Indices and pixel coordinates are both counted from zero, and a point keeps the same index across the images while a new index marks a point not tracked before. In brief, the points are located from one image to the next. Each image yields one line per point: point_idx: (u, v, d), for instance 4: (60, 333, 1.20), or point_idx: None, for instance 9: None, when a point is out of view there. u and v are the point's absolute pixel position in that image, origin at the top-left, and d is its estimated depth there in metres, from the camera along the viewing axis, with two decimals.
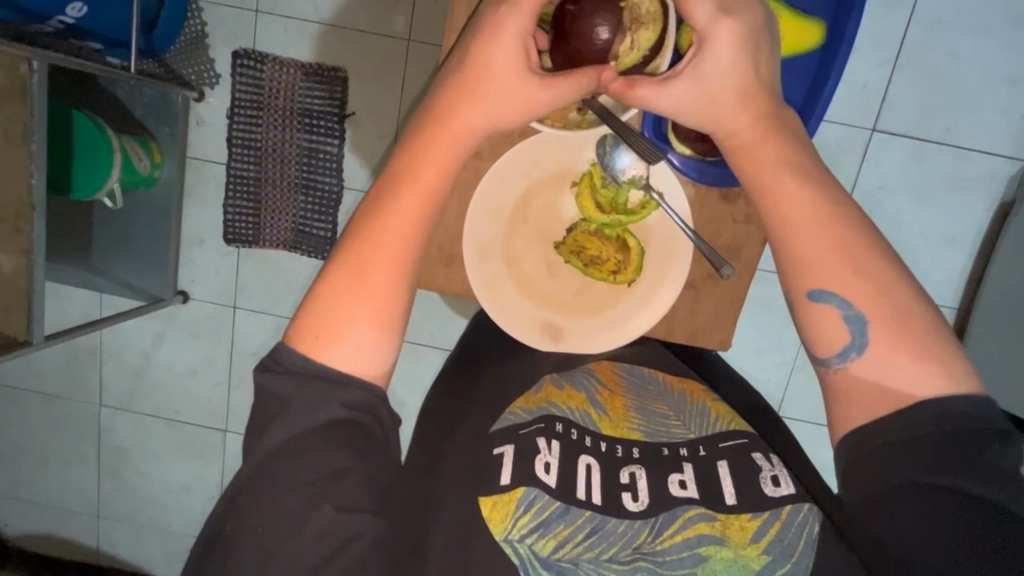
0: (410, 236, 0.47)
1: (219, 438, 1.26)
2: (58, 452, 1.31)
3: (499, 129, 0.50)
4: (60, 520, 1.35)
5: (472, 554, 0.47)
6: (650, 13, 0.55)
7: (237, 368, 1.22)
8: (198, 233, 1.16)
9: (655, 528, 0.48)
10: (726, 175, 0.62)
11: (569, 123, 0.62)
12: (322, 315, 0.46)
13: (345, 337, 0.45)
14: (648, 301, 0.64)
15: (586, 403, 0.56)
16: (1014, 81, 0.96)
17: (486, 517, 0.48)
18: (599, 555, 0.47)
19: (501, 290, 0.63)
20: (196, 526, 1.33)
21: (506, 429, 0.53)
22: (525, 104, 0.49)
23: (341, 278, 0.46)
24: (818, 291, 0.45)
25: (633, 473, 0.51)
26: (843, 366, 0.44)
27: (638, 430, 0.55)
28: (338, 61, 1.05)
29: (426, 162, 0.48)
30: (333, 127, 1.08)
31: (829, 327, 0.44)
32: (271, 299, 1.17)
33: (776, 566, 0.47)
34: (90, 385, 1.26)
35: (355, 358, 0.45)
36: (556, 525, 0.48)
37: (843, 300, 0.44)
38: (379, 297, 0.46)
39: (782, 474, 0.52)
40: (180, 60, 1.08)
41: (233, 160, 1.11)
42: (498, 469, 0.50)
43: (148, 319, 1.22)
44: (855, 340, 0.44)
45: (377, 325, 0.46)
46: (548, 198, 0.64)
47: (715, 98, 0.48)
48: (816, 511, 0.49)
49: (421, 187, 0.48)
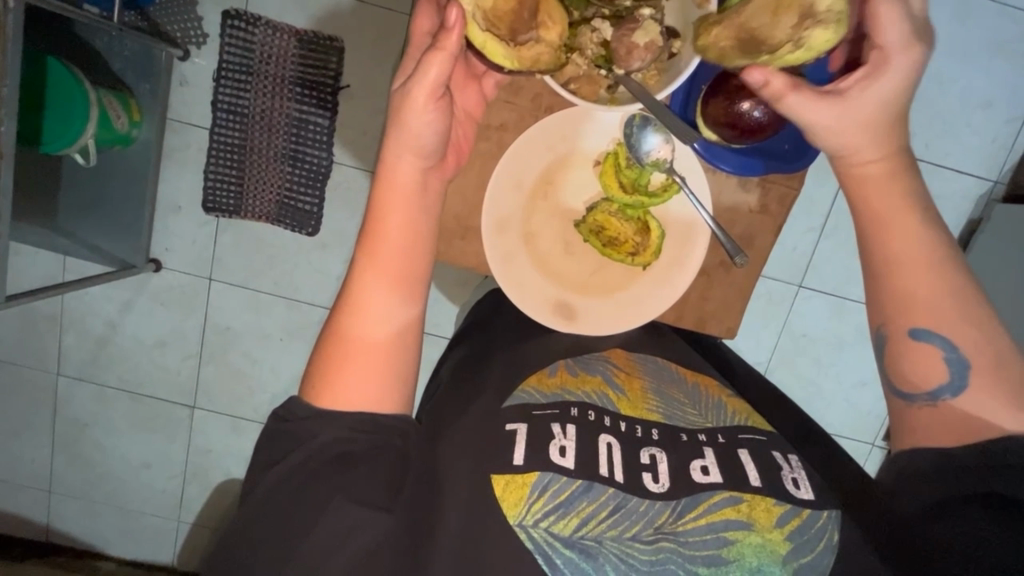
0: (395, 280, 0.50)
1: (185, 414, 1.22)
2: (8, 423, 1.23)
3: (422, 144, 0.50)
4: (6, 494, 1.28)
5: (486, 527, 0.46)
6: (831, 12, 0.46)
7: (210, 343, 1.18)
8: (176, 199, 1.11)
9: (677, 510, 0.48)
10: (753, 164, 0.62)
11: (600, 102, 0.59)
12: (333, 365, 0.49)
13: (357, 378, 0.48)
14: (666, 283, 0.65)
15: (603, 385, 0.57)
16: (990, 106, 1.01)
17: (500, 497, 0.47)
18: (622, 533, 0.47)
19: (520, 266, 0.64)
20: (156, 505, 1.28)
21: (520, 406, 0.54)
22: (411, 114, 0.48)
23: (347, 333, 0.49)
24: (918, 329, 0.50)
25: (653, 455, 0.51)
26: (932, 403, 0.49)
27: (656, 412, 0.56)
28: (336, 30, 1.02)
29: (397, 216, 0.51)
30: (326, 98, 1.04)
31: (928, 364, 0.49)
32: (252, 271, 1.13)
33: (799, 555, 0.47)
34: (48, 353, 1.19)
35: (362, 402, 0.48)
36: (579, 503, 0.48)
37: (945, 341, 0.49)
38: (385, 345, 0.50)
39: (802, 477, 0.52)
40: (165, 15, 1.02)
41: (217, 125, 1.06)
42: (511, 446, 0.50)
43: (115, 287, 1.15)
44: (953, 381, 0.48)
45: (401, 361, 0.50)
46: (572, 179, 0.65)
47: (867, 124, 0.49)
48: (836, 518, 0.49)
49: (406, 239, 0.51)
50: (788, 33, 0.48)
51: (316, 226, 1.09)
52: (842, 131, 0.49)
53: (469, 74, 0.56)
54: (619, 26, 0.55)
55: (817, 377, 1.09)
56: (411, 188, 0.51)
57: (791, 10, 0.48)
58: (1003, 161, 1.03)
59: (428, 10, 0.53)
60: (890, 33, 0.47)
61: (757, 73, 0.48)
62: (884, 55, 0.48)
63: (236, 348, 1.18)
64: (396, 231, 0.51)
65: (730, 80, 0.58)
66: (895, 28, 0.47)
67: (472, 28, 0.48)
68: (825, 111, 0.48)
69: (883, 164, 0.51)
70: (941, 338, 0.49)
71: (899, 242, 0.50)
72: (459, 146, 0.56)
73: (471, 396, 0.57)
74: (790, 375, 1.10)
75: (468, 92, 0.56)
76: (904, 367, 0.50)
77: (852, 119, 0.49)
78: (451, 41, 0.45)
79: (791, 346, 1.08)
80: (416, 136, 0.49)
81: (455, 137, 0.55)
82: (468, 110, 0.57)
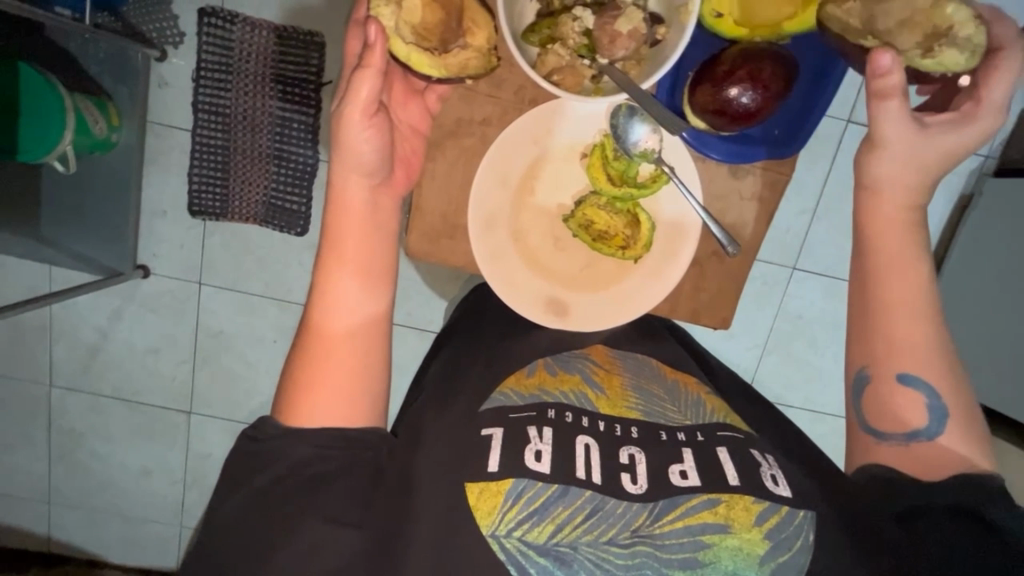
0: (369, 295, 0.52)
1: (182, 419, 1.21)
2: (3, 435, 1.22)
3: (362, 159, 0.50)
4: (6, 507, 1.27)
5: (460, 538, 0.46)
6: (969, 40, 0.50)
7: (203, 348, 1.16)
8: (161, 203, 1.09)
9: (653, 513, 0.47)
10: (740, 151, 0.62)
11: (584, 93, 0.58)
12: (301, 382, 0.49)
13: (325, 396, 0.49)
14: (653, 278, 0.65)
15: (582, 384, 0.57)
16: None
17: (474, 507, 0.46)
18: (598, 537, 0.46)
19: (508, 262, 0.64)
20: (157, 511, 1.28)
21: (497, 410, 0.53)
22: (349, 130, 0.47)
23: (312, 351, 0.50)
24: (906, 375, 0.52)
25: (632, 455, 0.51)
26: (903, 444, 0.52)
27: (635, 410, 0.56)
28: (314, 25, 0.99)
29: (354, 236, 0.52)
30: (308, 96, 1.02)
31: (903, 405, 0.52)
32: (240, 275, 1.12)
33: (777, 554, 0.47)
34: (39, 364, 1.18)
35: (330, 418, 0.48)
36: (555, 509, 0.47)
37: (928, 389, 0.52)
38: (352, 359, 0.50)
39: (779, 474, 0.52)
40: (139, 15, 0.99)
41: (199, 126, 1.04)
42: (487, 453, 0.49)
43: (103, 295, 1.14)
44: (932, 426, 0.52)
45: (366, 375, 0.51)
46: (551, 172, 0.64)
47: (915, 165, 0.52)
48: (812, 517, 0.49)
49: (367, 254, 0.52)
50: (915, 46, 0.51)
51: (303, 227, 1.08)
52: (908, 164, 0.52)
53: (411, 90, 0.57)
54: (601, 13, 0.55)
55: (814, 358, 1.10)
56: (364, 207, 0.52)
57: (923, 25, 0.51)
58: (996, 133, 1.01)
59: (357, 32, 0.53)
60: (994, 90, 0.50)
61: (886, 59, 0.48)
62: (976, 105, 0.50)
63: (229, 351, 1.16)
64: (354, 250, 0.52)
65: (717, 68, 0.58)
66: (1000, 89, 0.50)
67: (397, 42, 0.49)
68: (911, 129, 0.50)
69: (903, 214, 0.54)
70: (922, 384, 0.52)
71: (898, 293, 0.54)
72: (407, 161, 0.56)
73: (450, 398, 0.57)
74: (786, 357, 1.09)
75: (411, 107, 0.57)
76: (880, 404, 0.53)
77: (917, 157, 0.52)
78: (376, 57, 0.45)
79: (787, 328, 1.08)
80: (360, 156, 0.49)
81: (403, 152, 0.56)
82: (414, 125, 0.57)
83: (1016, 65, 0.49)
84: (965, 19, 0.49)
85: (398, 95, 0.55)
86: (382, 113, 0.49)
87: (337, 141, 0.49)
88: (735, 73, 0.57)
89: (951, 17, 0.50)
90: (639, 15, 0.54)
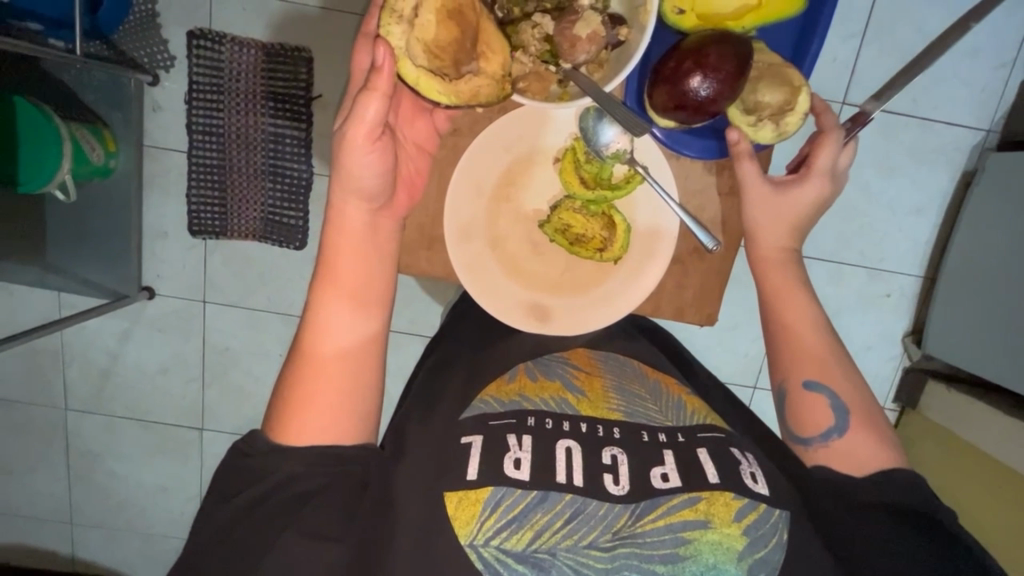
0: (361, 319, 0.51)
1: (195, 436, 1.23)
2: (22, 459, 1.25)
3: (361, 184, 0.49)
4: (31, 528, 1.30)
5: (436, 547, 0.46)
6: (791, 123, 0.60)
7: (211, 365, 1.18)
8: (161, 226, 1.10)
9: (634, 513, 0.48)
10: (718, 147, 0.63)
11: (551, 99, 0.57)
12: (295, 400, 0.49)
13: (317, 417, 0.49)
14: (635, 276, 0.66)
15: (562, 390, 0.57)
16: (977, 53, 0.97)
17: (452, 516, 0.47)
18: (578, 541, 0.46)
19: (486, 272, 0.65)
20: (176, 527, 1.30)
21: (478, 416, 0.54)
22: (352, 155, 0.47)
23: (308, 373, 0.50)
24: (810, 381, 0.58)
25: (614, 456, 0.51)
26: (824, 445, 0.56)
27: (617, 410, 0.56)
28: (300, 41, 1.00)
29: (347, 257, 0.51)
30: (299, 111, 1.03)
31: (817, 410, 0.57)
32: (240, 292, 1.13)
33: (755, 549, 0.47)
34: (54, 388, 1.20)
35: (322, 439, 0.49)
36: (534, 515, 0.47)
37: (830, 392, 0.57)
38: (349, 382, 0.50)
39: (759, 471, 0.52)
40: (130, 42, 1.01)
41: (194, 147, 1.05)
42: (466, 461, 0.50)
43: (111, 318, 1.16)
44: (837, 424, 0.56)
45: (361, 398, 0.51)
46: (524, 178, 0.64)
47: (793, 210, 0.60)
48: (787, 516, 0.49)
49: (365, 277, 0.52)
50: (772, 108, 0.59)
51: (302, 241, 1.09)
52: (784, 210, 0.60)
53: (418, 106, 0.56)
54: (561, 18, 0.54)
55: None
56: (362, 230, 0.52)
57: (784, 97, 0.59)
58: (995, 108, 0.99)
59: (366, 48, 0.53)
60: (822, 160, 0.58)
61: (733, 134, 0.59)
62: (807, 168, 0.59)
63: (237, 367, 1.18)
64: (350, 274, 0.51)
65: (666, 68, 0.57)
66: (827, 156, 0.59)
67: (406, 65, 0.47)
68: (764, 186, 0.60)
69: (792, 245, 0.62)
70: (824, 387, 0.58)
71: (789, 303, 0.61)
72: (411, 181, 0.56)
73: (433, 409, 0.58)
74: None
75: (418, 126, 0.56)
76: (798, 409, 0.58)
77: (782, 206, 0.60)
78: (382, 80, 0.44)
79: None
80: (360, 181, 0.49)
81: (406, 172, 0.55)
82: (419, 143, 0.57)
83: (838, 142, 0.59)
84: (799, 113, 0.59)
85: (405, 112, 0.55)
86: (385, 136, 0.48)
87: (339, 167, 0.49)
88: (704, 70, 0.55)
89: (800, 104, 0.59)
90: (597, 18, 0.54)
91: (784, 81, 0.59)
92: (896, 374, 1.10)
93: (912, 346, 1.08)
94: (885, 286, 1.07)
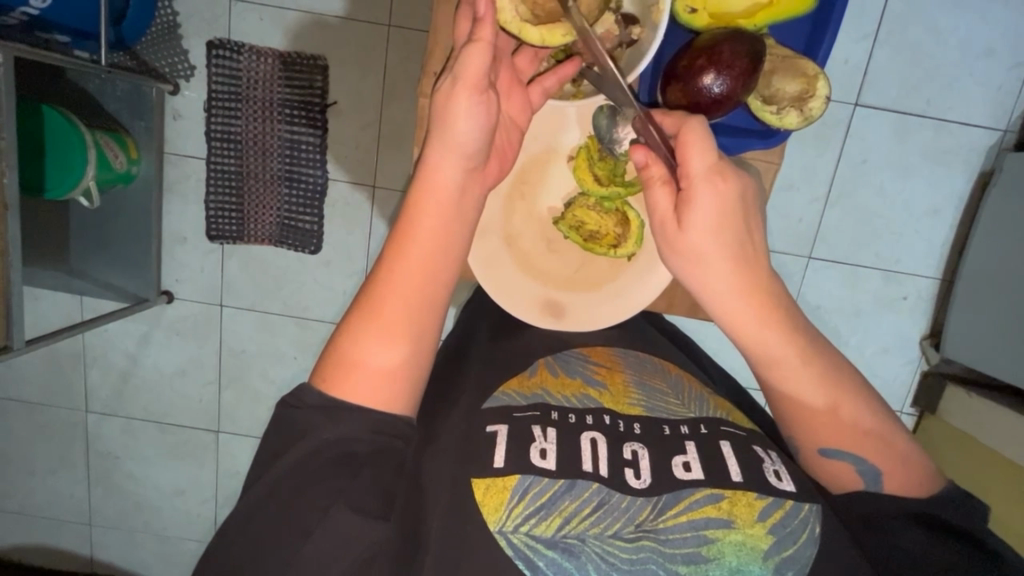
0: (424, 290, 0.49)
1: (211, 438, 1.24)
2: (43, 461, 1.27)
3: (460, 140, 0.48)
4: (50, 530, 1.32)
5: (467, 531, 0.47)
6: (813, 108, 0.61)
7: (227, 368, 1.20)
8: (181, 231, 1.13)
9: (657, 507, 0.48)
10: (731, 142, 0.64)
11: (565, 96, 0.62)
12: (349, 355, 0.48)
13: (377, 379, 0.48)
14: (649, 270, 0.65)
15: (584, 386, 0.58)
16: (991, 53, 0.97)
17: (481, 502, 0.48)
18: (604, 531, 0.47)
19: (502, 267, 0.66)
20: (191, 529, 1.31)
21: (501, 408, 0.55)
22: (453, 106, 0.47)
23: (369, 327, 0.48)
24: (828, 449, 0.51)
25: (635, 451, 0.52)
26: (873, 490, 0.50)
27: (639, 405, 0.57)
28: (317, 49, 1.03)
29: (434, 220, 0.49)
30: (315, 118, 1.05)
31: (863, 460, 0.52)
32: (257, 296, 1.15)
33: (782, 547, 0.47)
34: (75, 392, 1.23)
35: (370, 402, 0.47)
36: (562, 502, 0.48)
37: (856, 457, 0.50)
38: (410, 346, 0.48)
39: (783, 469, 0.52)
40: (152, 52, 1.04)
41: (213, 154, 1.07)
42: (492, 450, 0.51)
43: (131, 322, 1.18)
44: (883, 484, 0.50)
45: (418, 367, 0.49)
46: (541, 176, 0.66)
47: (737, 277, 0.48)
48: (817, 509, 0.49)
49: (442, 244, 0.49)
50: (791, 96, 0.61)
51: (317, 244, 1.11)
52: (706, 277, 0.48)
53: (517, 80, 0.55)
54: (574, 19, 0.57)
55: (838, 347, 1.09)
56: (452, 192, 0.49)
57: (801, 84, 0.61)
58: (1011, 108, 0.98)
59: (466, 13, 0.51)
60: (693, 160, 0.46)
61: (641, 153, 0.49)
62: (687, 182, 0.46)
63: (252, 370, 1.20)
64: (434, 234, 0.49)
65: (676, 66, 0.58)
66: (698, 157, 0.46)
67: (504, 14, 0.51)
68: (665, 222, 0.48)
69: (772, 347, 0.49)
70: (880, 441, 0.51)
71: None
72: (504, 154, 0.54)
73: (457, 395, 0.59)
74: None
75: (514, 98, 0.54)
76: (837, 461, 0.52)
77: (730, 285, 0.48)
78: (486, 30, 0.46)
79: None
80: (458, 137, 0.48)
81: (499, 142, 0.53)
82: (514, 117, 0.55)
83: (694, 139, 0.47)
84: (820, 97, 0.61)
85: (522, 65, 0.56)
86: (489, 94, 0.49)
87: (442, 116, 0.48)
88: (710, 66, 0.56)
89: (818, 89, 0.61)
90: (612, 16, 0.57)
91: (797, 73, 0.60)
92: (914, 378, 1.08)
93: (930, 349, 1.06)
94: (902, 288, 1.06)
